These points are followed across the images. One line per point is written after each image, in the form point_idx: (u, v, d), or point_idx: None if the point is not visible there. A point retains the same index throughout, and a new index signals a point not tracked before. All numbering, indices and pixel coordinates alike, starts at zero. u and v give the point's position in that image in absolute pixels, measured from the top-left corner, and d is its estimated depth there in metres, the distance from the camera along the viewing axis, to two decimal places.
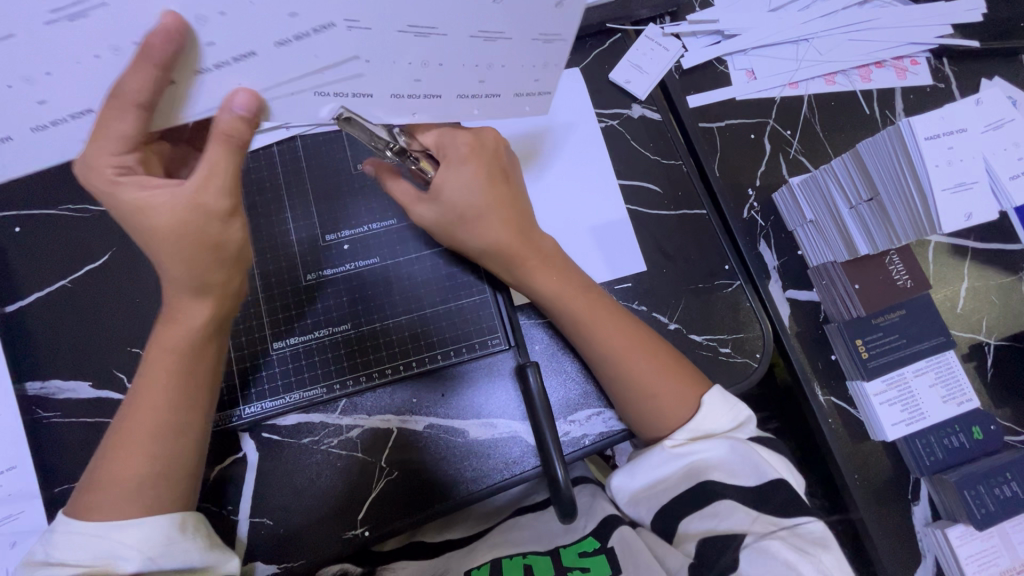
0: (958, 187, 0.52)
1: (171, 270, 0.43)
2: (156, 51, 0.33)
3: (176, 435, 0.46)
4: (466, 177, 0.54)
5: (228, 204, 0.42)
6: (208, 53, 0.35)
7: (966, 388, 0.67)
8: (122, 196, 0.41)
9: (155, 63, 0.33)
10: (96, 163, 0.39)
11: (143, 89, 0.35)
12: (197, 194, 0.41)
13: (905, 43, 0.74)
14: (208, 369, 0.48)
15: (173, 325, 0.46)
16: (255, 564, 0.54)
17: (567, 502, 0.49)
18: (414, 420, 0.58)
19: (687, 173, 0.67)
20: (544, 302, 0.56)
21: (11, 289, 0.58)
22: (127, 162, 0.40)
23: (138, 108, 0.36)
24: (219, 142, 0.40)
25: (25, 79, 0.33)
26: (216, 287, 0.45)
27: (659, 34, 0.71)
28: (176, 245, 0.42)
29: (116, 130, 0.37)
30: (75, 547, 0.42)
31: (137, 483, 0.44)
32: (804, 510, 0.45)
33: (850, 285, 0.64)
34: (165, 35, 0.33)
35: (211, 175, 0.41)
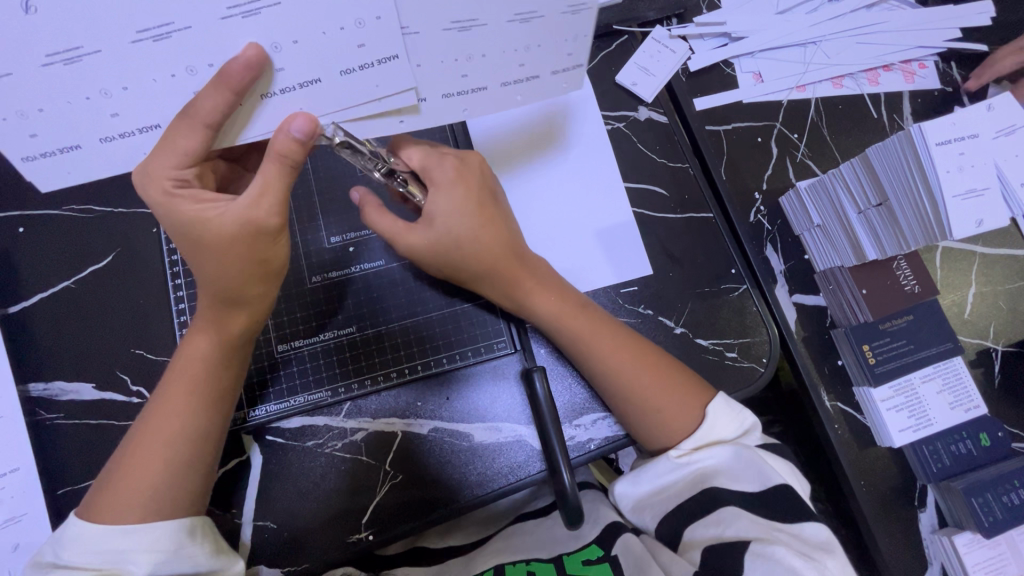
0: (969, 193, 0.51)
1: (208, 280, 0.45)
2: (234, 78, 0.36)
3: (198, 442, 0.46)
4: (456, 199, 0.54)
5: (277, 221, 0.44)
6: (279, 78, 0.39)
7: (973, 394, 0.67)
8: (179, 210, 0.42)
9: (231, 88, 0.37)
10: (155, 176, 0.41)
11: (215, 110, 0.38)
12: (249, 209, 0.42)
13: (913, 46, 0.74)
14: (231, 379, 0.49)
15: (202, 334, 0.48)
16: (258, 567, 0.53)
17: (573, 508, 0.49)
18: (419, 424, 0.58)
19: (694, 176, 0.67)
20: (544, 322, 0.56)
21: (14, 289, 0.58)
22: (186, 176, 0.42)
23: (206, 127, 0.39)
24: (271, 163, 0.41)
25: (104, 92, 0.36)
26: (246, 299, 0.47)
27: (666, 36, 0.71)
28: (224, 254, 0.44)
29: (181, 146, 0.39)
30: (85, 549, 0.41)
31: (152, 486, 0.44)
32: (812, 519, 0.45)
33: (858, 290, 0.63)
34: (245, 64, 0.36)
35: (266, 192, 0.42)
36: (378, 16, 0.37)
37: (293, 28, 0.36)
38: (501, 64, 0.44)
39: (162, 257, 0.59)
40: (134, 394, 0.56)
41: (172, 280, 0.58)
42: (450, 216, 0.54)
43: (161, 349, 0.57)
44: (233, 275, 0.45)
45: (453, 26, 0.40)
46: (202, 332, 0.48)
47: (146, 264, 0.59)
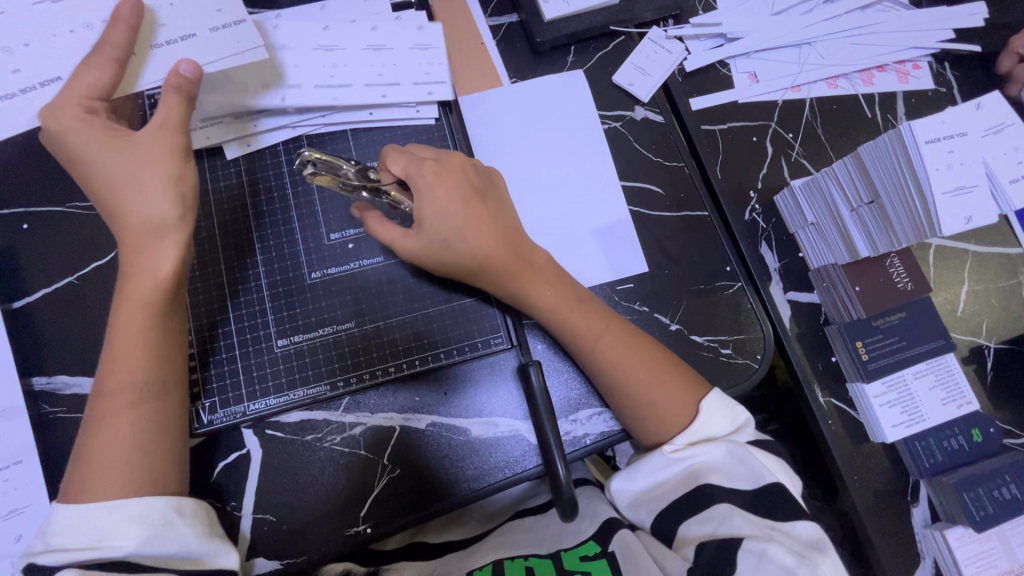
0: (958, 191, 0.52)
1: (129, 215, 0.48)
2: (123, 17, 0.50)
3: (154, 394, 0.47)
4: (440, 202, 0.55)
5: (183, 140, 0.50)
6: (161, 32, 0.52)
7: (966, 391, 0.67)
8: (55, 123, 0.48)
9: (126, 21, 0.50)
10: (65, 109, 0.48)
11: (120, 43, 0.50)
12: (158, 132, 0.49)
13: (907, 47, 0.75)
14: (175, 320, 0.50)
15: (135, 280, 0.48)
16: (256, 560, 0.54)
17: (567, 500, 0.49)
18: (416, 419, 0.59)
19: (689, 174, 0.68)
20: (543, 315, 0.56)
21: (17, 285, 0.58)
22: (95, 107, 0.49)
23: (114, 61, 0.50)
24: (169, 95, 0.50)
25: (85, 25, 0.51)
26: (175, 223, 0.49)
27: (662, 37, 0.72)
28: (128, 164, 0.48)
29: (87, 82, 0.49)
30: (71, 530, 0.42)
31: (124, 453, 0.45)
32: (803, 516, 0.46)
33: (851, 287, 0.65)
34: (132, 5, 0.50)
35: (169, 121, 0.49)
36: None
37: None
38: None
39: None
40: None
41: None
42: (434, 220, 0.55)
43: None
44: (159, 200, 0.48)
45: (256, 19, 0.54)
46: (133, 278, 0.48)
47: None
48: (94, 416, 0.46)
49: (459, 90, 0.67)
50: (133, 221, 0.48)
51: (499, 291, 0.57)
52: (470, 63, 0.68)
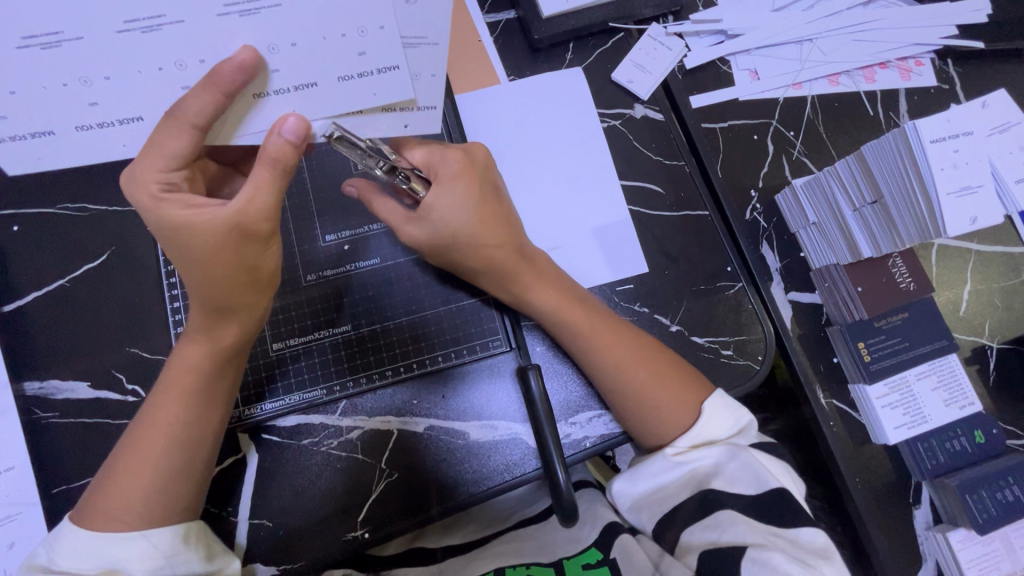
0: (963, 190, 0.51)
1: (200, 293, 0.45)
2: (224, 78, 0.35)
3: (190, 446, 0.46)
4: (458, 193, 0.54)
5: (269, 227, 0.43)
6: (273, 80, 0.37)
7: (968, 391, 0.67)
8: (165, 213, 0.41)
9: (220, 88, 0.35)
10: (144, 176, 0.40)
11: (203, 111, 0.36)
12: (243, 210, 0.41)
13: (909, 44, 0.74)
14: (226, 385, 0.49)
15: (195, 343, 0.47)
16: (253, 566, 0.54)
17: (567, 506, 0.49)
18: (414, 422, 0.58)
19: (690, 174, 0.67)
20: (542, 317, 0.56)
21: (8, 288, 0.57)
22: (174, 179, 0.41)
23: (194, 128, 0.37)
24: (264, 169, 0.40)
25: (81, 80, 0.34)
26: (240, 308, 0.46)
27: (662, 33, 0.71)
28: (214, 265, 0.42)
29: (168, 146, 0.38)
30: (81, 556, 0.42)
31: (147, 496, 0.44)
32: (807, 523, 0.45)
33: (853, 288, 0.64)
34: (238, 66, 0.35)
35: (254, 197, 0.41)
36: (381, 26, 0.36)
37: (294, 30, 0.35)
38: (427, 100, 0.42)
39: (157, 256, 0.59)
40: (129, 392, 0.56)
41: (166, 278, 0.58)
42: (454, 213, 0.54)
43: (156, 347, 0.57)
44: (228, 288, 0.44)
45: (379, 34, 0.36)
46: (195, 340, 0.47)
47: (141, 263, 0.59)
48: (125, 454, 0.46)
49: (456, 88, 0.66)
50: (198, 299, 0.45)
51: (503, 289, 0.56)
52: (466, 60, 0.67)
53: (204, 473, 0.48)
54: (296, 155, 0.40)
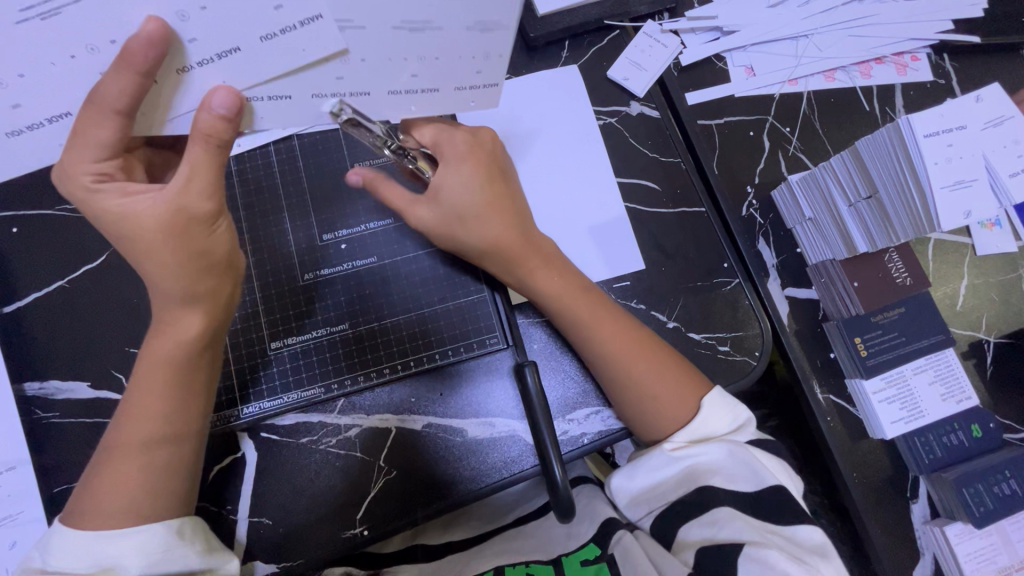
0: (956, 185, 0.52)
1: (160, 282, 0.44)
2: (137, 57, 0.33)
3: (168, 438, 0.46)
4: (465, 174, 0.54)
5: (211, 205, 0.43)
6: (192, 50, 0.34)
7: (965, 386, 0.67)
8: (101, 204, 0.41)
9: (134, 68, 0.33)
10: (72, 169, 0.40)
11: (121, 92, 0.35)
12: (178, 195, 0.41)
13: (905, 38, 0.74)
14: (202, 370, 0.48)
15: (162, 335, 0.47)
16: (254, 564, 0.54)
17: (566, 503, 0.49)
18: (413, 419, 0.58)
19: (686, 171, 0.67)
20: (547, 304, 0.56)
21: (8, 289, 0.58)
22: (106, 169, 0.41)
23: (117, 114, 0.36)
24: (199, 144, 0.39)
25: (91, 49, 0.33)
26: (204, 295, 0.45)
27: (658, 31, 0.71)
28: (165, 253, 0.42)
29: (93, 135, 0.37)
30: (74, 555, 0.42)
31: (133, 492, 0.44)
32: (803, 520, 0.45)
33: (850, 283, 0.64)
34: (148, 40, 0.32)
35: (194, 175, 0.41)
36: None
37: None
38: (455, 71, 0.43)
39: None
40: None
41: None
42: (458, 193, 0.54)
43: None
44: (177, 276, 0.43)
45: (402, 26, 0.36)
46: (162, 332, 0.46)
47: None
48: (108, 451, 0.46)
49: None
50: (161, 290, 0.44)
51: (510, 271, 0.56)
52: None
53: (187, 463, 0.48)
54: (230, 128, 0.38)
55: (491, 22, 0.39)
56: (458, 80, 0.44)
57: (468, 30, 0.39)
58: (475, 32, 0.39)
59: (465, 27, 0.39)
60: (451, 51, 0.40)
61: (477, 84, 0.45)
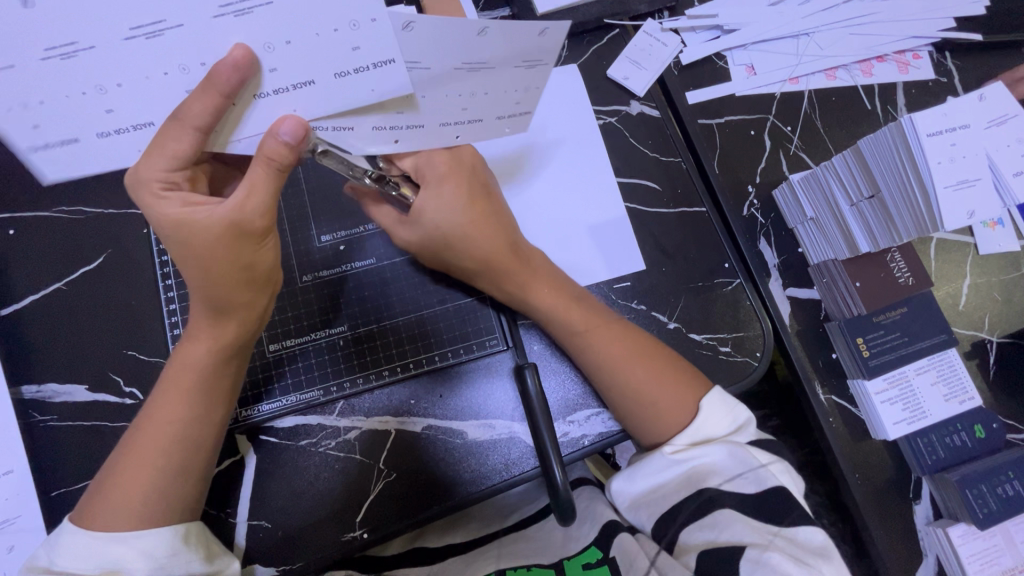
0: (959, 184, 0.51)
1: (200, 291, 0.44)
2: (221, 80, 0.33)
3: (189, 444, 0.46)
4: (447, 196, 0.53)
5: (264, 222, 0.43)
6: (269, 80, 0.35)
7: (967, 386, 0.67)
8: (164, 211, 0.41)
9: (220, 90, 0.34)
10: (144, 176, 0.39)
11: (204, 112, 0.35)
12: (235, 211, 0.41)
13: (907, 37, 0.73)
14: (227, 380, 0.49)
15: (195, 342, 0.47)
16: (253, 567, 0.54)
17: (566, 506, 0.48)
18: (413, 421, 0.58)
19: (687, 171, 0.67)
20: (540, 317, 0.56)
21: (5, 292, 0.57)
22: (176, 179, 0.40)
23: (196, 130, 0.36)
24: (262, 166, 0.40)
25: (98, 88, 0.32)
26: (239, 307, 0.46)
27: (657, 29, 0.70)
28: (212, 264, 0.43)
29: (169, 146, 0.37)
30: (81, 557, 0.42)
31: (147, 493, 0.44)
32: (805, 522, 0.45)
33: (852, 283, 0.63)
34: (233, 66, 0.33)
35: (251, 194, 0.41)
36: (373, 18, 0.33)
37: (283, 26, 0.32)
38: (451, 107, 0.42)
39: (153, 258, 0.59)
40: (127, 394, 0.56)
41: (163, 280, 0.58)
42: (439, 214, 0.53)
43: (153, 350, 0.57)
44: (218, 288, 0.44)
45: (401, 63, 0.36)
46: (193, 338, 0.47)
47: (138, 265, 0.59)
48: (126, 453, 0.46)
49: None
50: (197, 297, 0.45)
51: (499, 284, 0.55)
52: None
53: (204, 471, 0.48)
54: (294, 157, 0.39)
55: (480, 62, 0.39)
56: (497, 110, 0.45)
57: (458, 70, 0.39)
58: (464, 71, 0.39)
59: (513, 64, 0.40)
60: (441, 88, 0.40)
61: (512, 112, 0.47)
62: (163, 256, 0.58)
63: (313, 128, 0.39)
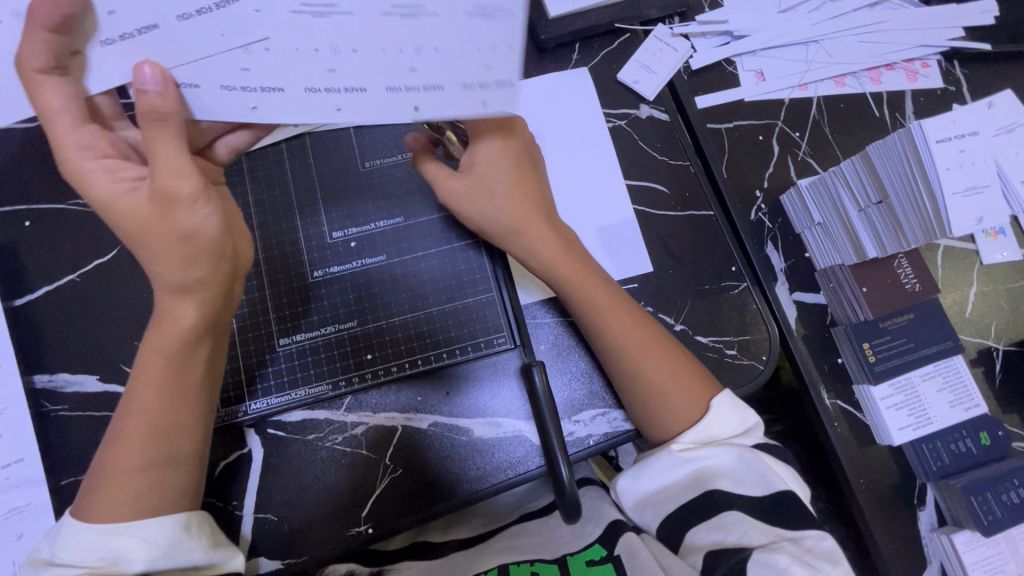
0: (969, 191, 0.52)
1: (150, 269, 0.44)
2: (44, 13, 0.34)
3: (172, 433, 0.46)
4: (494, 151, 0.53)
5: (187, 183, 0.41)
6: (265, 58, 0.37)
7: (973, 394, 0.67)
8: (92, 184, 0.42)
9: (42, 24, 0.35)
10: (64, 147, 0.41)
11: (37, 53, 0.36)
12: (157, 179, 0.41)
13: (916, 45, 0.74)
14: (203, 363, 0.48)
15: (158, 333, 0.46)
16: (259, 560, 0.54)
17: (571, 504, 0.49)
18: (419, 418, 0.58)
19: (694, 174, 0.67)
20: (560, 287, 0.55)
21: (19, 282, 0.58)
22: (94, 144, 0.42)
23: (45, 76, 0.38)
24: (145, 124, 0.39)
25: (14, 13, 0.36)
26: (199, 283, 0.45)
27: (667, 34, 0.71)
28: (148, 237, 0.42)
29: (47, 105, 0.39)
30: (81, 547, 0.42)
31: (139, 483, 0.44)
32: (813, 526, 0.45)
33: (858, 289, 0.64)
34: (54, 2, 0.34)
35: (157, 156, 0.40)
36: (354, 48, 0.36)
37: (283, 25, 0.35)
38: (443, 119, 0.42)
39: None
40: None
41: None
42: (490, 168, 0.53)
43: None
44: (168, 259, 0.43)
45: (395, 11, 0.34)
46: (161, 325, 0.46)
47: None
48: (113, 448, 0.46)
49: None
50: (164, 281, 0.44)
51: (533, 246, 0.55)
52: None
53: (194, 458, 0.48)
54: (170, 106, 0.39)
55: (493, 6, 0.33)
56: None
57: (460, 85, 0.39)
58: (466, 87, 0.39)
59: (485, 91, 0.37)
60: (450, 44, 0.35)
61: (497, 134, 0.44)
62: None
63: (174, 76, 0.39)
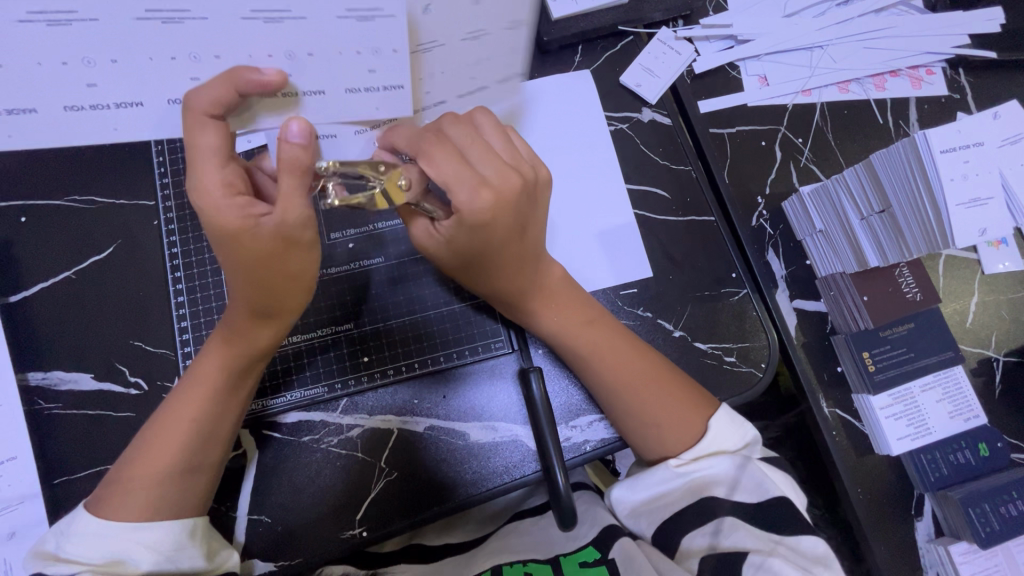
0: (971, 203, 0.52)
1: (245, 296, 0.43)
2: (241, 79, 0.34)
3: (209, 439, 0.47)
4: (490, 171, 0.43)
5: (309, 230, 0.40)
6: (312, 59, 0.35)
7: (974, 405, 0.67)
8: (217, 217, 0.38)
9: (235, 85, 0.34)
10: (201, 182, 0.38)
11: (214, 102, 0.34)
12: (282, 223, 0.38)
13: (921, 52, 0.73)
14: (250, 379, 0.49)
15: (219, 339, 0.47)
16: (252, 562, 0.54)
17: (566, 509, 0.48)
18: (414, 421, 0.58)
19: (696, 179, 0.66)
20: (552, 337, 0.55)
21: (14, 279, 0.58)
22: (231, 178, 0.39)
23: (211, 118, 0.36)
24: (285, 179, 0.36)
25: (192, 55, 0.33)
26: (279, 309, 0.45)
27: (671, 38, 0.70)
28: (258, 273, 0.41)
29: (201, 143, 0.37)
30: (86, 543, 0.42)
31: (165, 486, 0.45)
32: (808, 531, 0.45)
33: (859, 297, 0.63)
34: (262, 80, 0.34)
35: (288, 204, 0.38)
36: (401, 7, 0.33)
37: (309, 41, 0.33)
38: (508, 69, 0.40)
39: (161, 248, 0.59)
40: (133, 384, 0.57)
41: (171, 272, 0.58)
42: (500, 197, 0.43)
43: (160, 340, 0.58)
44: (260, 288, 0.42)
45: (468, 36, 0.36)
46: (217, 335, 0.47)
47: (147, 256, 0.59)
48: (147, 446, 0.46)
49: None
50: (242, 302, 0.44)
51: (515, 299, 0.54)
52: None
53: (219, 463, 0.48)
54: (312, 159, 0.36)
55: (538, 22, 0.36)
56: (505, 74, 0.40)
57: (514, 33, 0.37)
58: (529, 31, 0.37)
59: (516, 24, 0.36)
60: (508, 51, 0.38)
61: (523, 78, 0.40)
62: (171, 247, 0.59)
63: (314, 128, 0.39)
